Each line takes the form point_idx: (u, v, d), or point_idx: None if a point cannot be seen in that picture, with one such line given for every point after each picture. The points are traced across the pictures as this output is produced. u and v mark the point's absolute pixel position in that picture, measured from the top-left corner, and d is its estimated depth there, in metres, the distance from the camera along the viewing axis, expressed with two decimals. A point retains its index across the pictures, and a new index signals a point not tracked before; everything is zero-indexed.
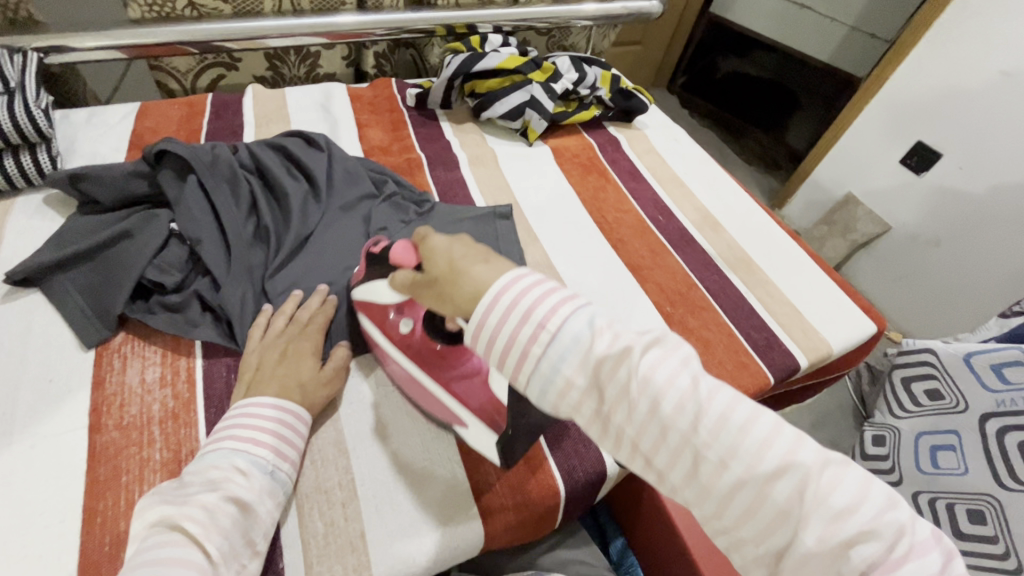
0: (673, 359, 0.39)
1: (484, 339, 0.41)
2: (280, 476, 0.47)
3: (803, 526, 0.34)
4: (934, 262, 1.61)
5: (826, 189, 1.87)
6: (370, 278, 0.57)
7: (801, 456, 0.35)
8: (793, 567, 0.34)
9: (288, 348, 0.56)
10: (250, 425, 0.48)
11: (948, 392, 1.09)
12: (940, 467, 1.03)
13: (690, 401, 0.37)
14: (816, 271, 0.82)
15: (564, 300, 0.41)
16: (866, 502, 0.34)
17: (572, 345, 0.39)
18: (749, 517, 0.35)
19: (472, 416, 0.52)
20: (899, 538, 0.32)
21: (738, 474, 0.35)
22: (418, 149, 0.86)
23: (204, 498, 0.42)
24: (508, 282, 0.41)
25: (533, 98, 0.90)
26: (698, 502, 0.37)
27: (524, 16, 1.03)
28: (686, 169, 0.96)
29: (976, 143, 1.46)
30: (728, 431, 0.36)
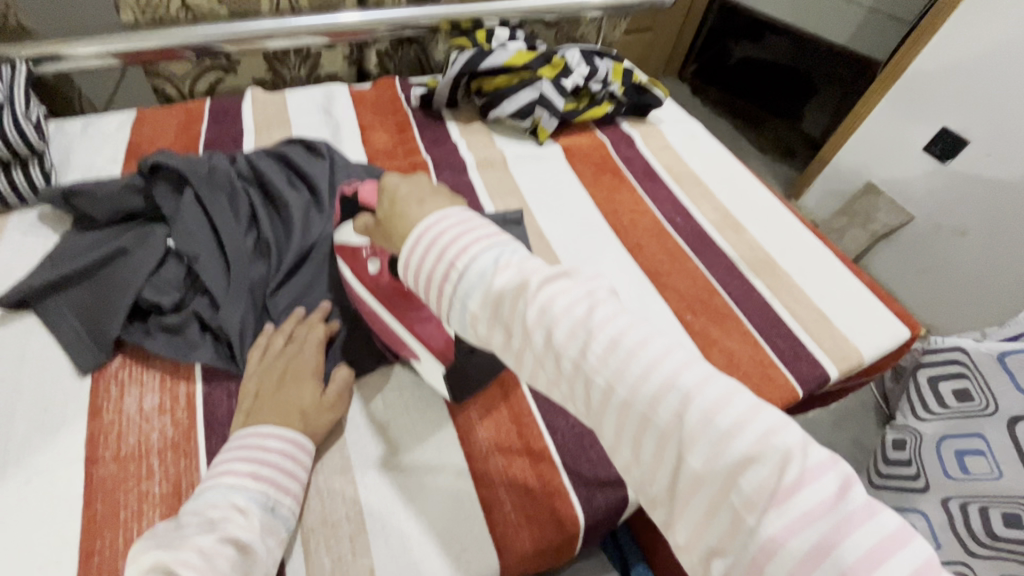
0: (575, 291, 0.39)
1: (410, 273, 0.43)
2: (281, 512, 0.45)
3: (689, 449, 0.33)
4: (960, 254, 1.55)
5: (846, 179, 1.81)
6: (347, 224, 0.60)
7: (686, 379, 0.35)
8: (685, 494, 0.34)
9: (288, 371, 0.53)
10: (250, 457, 0.46)
11: (977, 393, 1.03)
12: (970, 473, 0.99)
13: (583, 330, 0.37)
14: (843, 272, 0.78)
15: (478, 238, 0.42)
16: (754, 423, 0.33)
17: (477, 282, 0.40)
18: (641, 443, 0.35)
19: (424, 350, 0.56)
20: (788, 460, 0.32)
21: (625, 398, 0.35)
22: (423, 152, 0.83)
23: (200, 540, 0.39)
24: (430, 223, 0.43)
25: (543, 96, 0.86)
26: (597, 431, 0.38)
27: (531, 9, 0.99)
28: (704, 166, 0.92)
29: (1005, 128, 1.39)
30: (618, 355, 0.36)
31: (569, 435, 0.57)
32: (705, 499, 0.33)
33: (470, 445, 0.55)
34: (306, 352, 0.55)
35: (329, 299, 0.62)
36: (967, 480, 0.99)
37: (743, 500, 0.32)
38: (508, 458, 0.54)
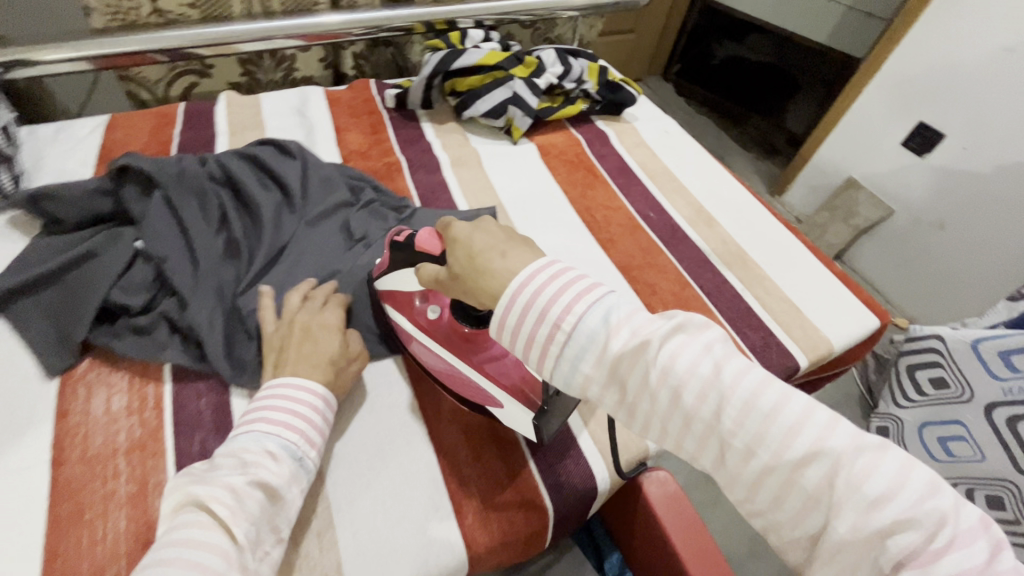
0: (695, 347, 0.39)
1: (507, 330, 0.44)
2: (307, 463, 0.47)
3: (835, 514, 0.34)
4: (939, 246, 1.57)
5: (827, 174, 1.83)
6: (396, 270, 0.57)
7: (831, 442, 0.35)
8: (828, 554, 0.34)
9: (310, 326, 0.55)
10: (284, 409, 0.48)
11: (952, 380, 1.05)
12: (954, 456, 1.01)
13: (713, 392, 0.38)
14: (815, 263, 0.79)
15: (585, 290, 0.43)
16: (903, 486, 0.33)
17: (588, 344, 0.41)
18: (779, 502, 0.36)
19: (505, 395, 0.51)
20: (941, 526, 0.31)
21: (765, 461, 0.36)
22: (398, 152, 0.84)
23: (233, 480, 0.41)
24: (524, 278, 0.43)
25: (516, 95, 0.87)
26: (729, 486, 0.39)
27: (506, 9, 1.00)
28: (678, 162, 0.93)
29: (978, 121, 1.42)
30: (755, 418, 0.36)
31: None
32: (852, 560, 0.33)
33: (439, 441, 0.55)
34: (327, 311, 0.57)
35: None
36: (951, 462, 1.01)
37: (888, 560, 0.32)
38: (478, 451, 0.55)
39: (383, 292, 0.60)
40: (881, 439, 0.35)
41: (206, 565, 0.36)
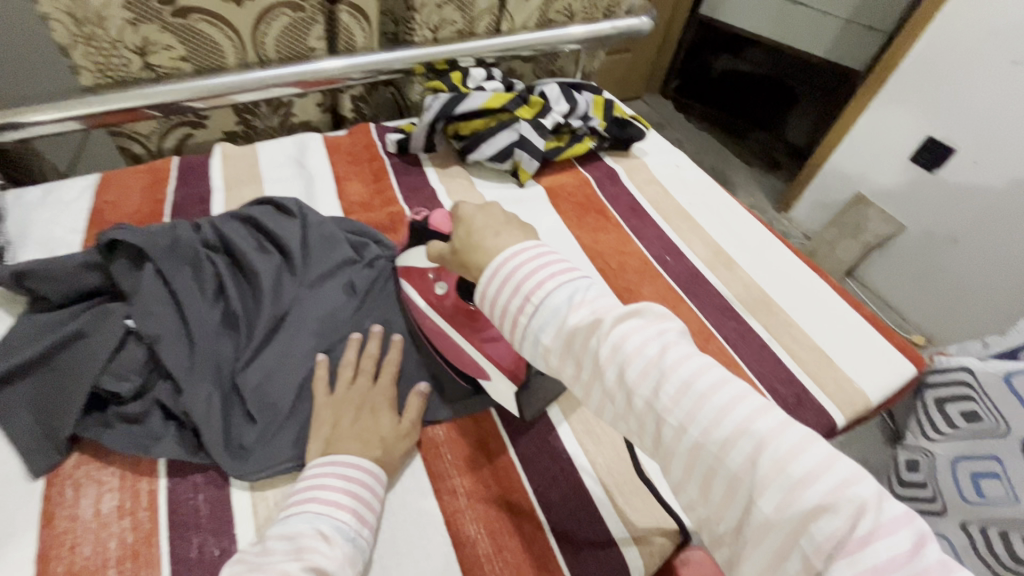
0: (647, 330, 0.41)
1: (487, 306, 0.48)
2: (361, 544, 0.45)
3: (759, 495, 0.34)
4: (954, 263, 1.54)
5: (834, 190, 1.80)
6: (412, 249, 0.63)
7: (759, 425, 0.36)
8: (754, 539, 0.34)
9: (364, 405, 0.55)
10: (336, 487, 0.47)
11: (986, 414, 1.01)
12: (987, 496, 0.98)
13: (654, 369, 0.39)
14: (842, 305, 0.75)
15: (554, 274, 0.46)
16: (827, 474, 0.34)
17: (551, 317, 0.44)
18: (708, 481, 0.37)
19: (497, 369, 0.57)
20: (862, 513, 0.32)
21: (696, 438, 0.37)
22: (401, 201, 0.80)
23: (287, 567, 0.39)
24: (511, 253, 0.48)
25: (522, 137, 0.83)
26: (665, 467, 0.40)
27: (508, 46, 0.97)
28: (691, 199, 0.89)
29: (990, 136, 1.38)
30: (690, 397, 0.38)
31: (563, 509, 0.54)
32: (772, 544, 0.34)
33: (459, 533, 0.51)
34: (379, 387, 0.56)
35: (306, 371, 0.58)
36: (983, 503, 0.98)
37: (814, 546, 0.32)
38: (499, 543, 0.51)
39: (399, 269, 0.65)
40: (808, 429, 0.36)
41: None
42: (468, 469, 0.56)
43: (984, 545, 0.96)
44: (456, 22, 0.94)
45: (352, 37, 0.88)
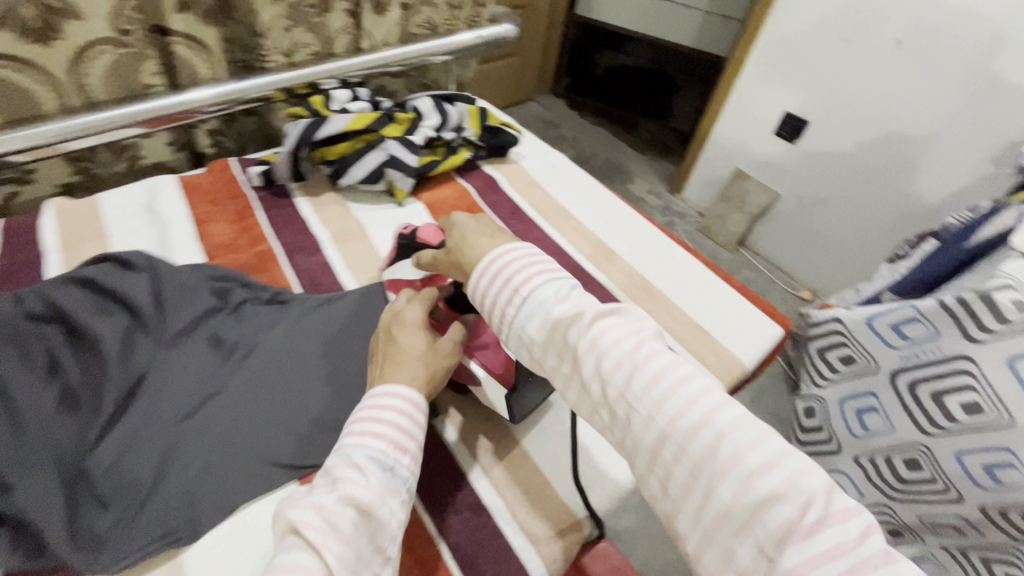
0: (624, 327, 0.46)
1: (478, 297, 0.53)
2: (400, 471, 0.47)
3: (718, 485, 0.37)
4: (823, 221, 1.70)
5: (717, 168, 1.93)
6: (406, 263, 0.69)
7: (721, 419, 0.39)
8: (711, 526, 0.37)
9: (393, 331, 0.57)
10: (372, 416, 0.49)
11: (857, 354, 1.21)
12: (870, 429, 1.18)
13: (627, 360, 0.43)
14: (715, 280, 0.81)
15: (541, 272, 0.51)
16: (780, 466, 0.37)
17: (536, 309, 0.49)
18: (673, 471, 0.40)
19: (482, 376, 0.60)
20: (811, 503, 0.35)
21: (662, 427, 0.40)
22: (270, 237, 0.76)
23: (323, 500, 0.43)
24: (503, 251, 0.54)
25: (392, 157, 0.82)
26: (633, 457, 0.43)
27: (372, 64, 0.95)
28: (570, 196, 0.92)
29: (834, 106, 1.54)
30: (660, 388, 0.41)
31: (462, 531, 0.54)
32: (729, 531, 0.37)
33: None
34: (409, 312, 0.58)
35: (168, 440, 0.53)
36: (868, 436, 1.19)
37: (766, 532, 0.35)
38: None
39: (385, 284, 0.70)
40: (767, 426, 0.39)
41: None
42: None
43: (876, 471, 1.18)
44: (310, 45, 0.91)
45: (194, 70, 0.82)
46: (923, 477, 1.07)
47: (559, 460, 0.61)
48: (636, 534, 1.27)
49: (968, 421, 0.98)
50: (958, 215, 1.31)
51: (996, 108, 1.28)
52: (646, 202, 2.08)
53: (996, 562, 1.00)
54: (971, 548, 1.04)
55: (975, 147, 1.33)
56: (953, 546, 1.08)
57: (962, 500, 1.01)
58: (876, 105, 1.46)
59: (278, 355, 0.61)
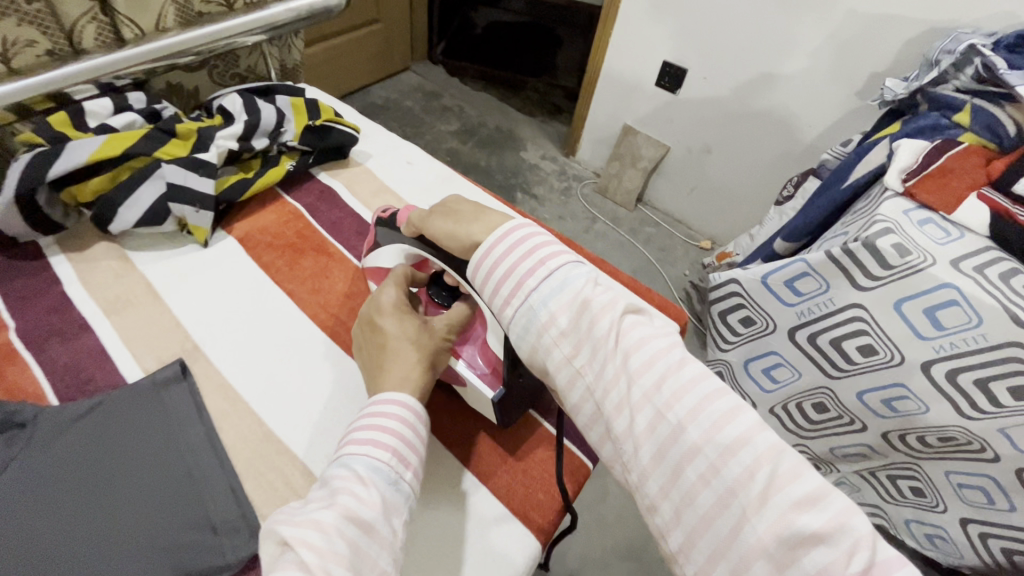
0: (656, 331, 0.44)
1: (487, 267, 0.49)
2: (403, 487, 0.44)
3: (755, 514, 0.35)
4: (713, 169, 1.68)
5: (606, 126, 1.85)
6: (377, 251, 0.63)
7: (759, 439, 0.37)
8: (740, 557, 0.35)
9: (374, 321, 0.55)
10: (374, 423, 0.46)
11: (756, 315, 1.19)
12: (779, 382, 1.19)
13: (660, 361, 0.41)
14: None
15: (567, 253, 0.49)
16: (824, 502, 0.35)
17: (559, 289, 0.46)
18: (701, 487, 0.37)
19: (471, 376, 0.57)
20: (859, 549, 0.33)
21: (694, 438, 0.38)
22: (9, 325, 0.55)
23: (321, 516, 0.38)
24: (523, 221, 0.51)
25: (174, 187, 0.62)
26: (653, 469, 0.40)
27: (142, 58, 0.72)
28: (430, 198, 0.78)
29: (708, 51, 1.49)
30: (695, 394, 0.39)
31: None
32: (759, 564, 0.35)
33: None
34: (386, 295, 0.56)
35: None
36: (778, 388, 1.20)
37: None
38: None
39: (367, 270, 0.65)
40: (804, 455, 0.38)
41: None
42: None
43: (789, 418, 1.22)
44: (37, 41, 0.67)
45: None
46: (832, 415, 1.12)
47: None
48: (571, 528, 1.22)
49: (866, 361, 1.01)
50: (833, 151, 1.32)
51: (858, 41, 1.26)
52: (541, 169, 1.97)
53: (900, 478, 1.12)
54: (879, 468, 1.16)
55: (842, 83, 1.33)
56: (862, 469, 1.19)
57: (866, 429, 1.08)
58: (749, 47, 1.41)
59: (11, 506, 0.43)
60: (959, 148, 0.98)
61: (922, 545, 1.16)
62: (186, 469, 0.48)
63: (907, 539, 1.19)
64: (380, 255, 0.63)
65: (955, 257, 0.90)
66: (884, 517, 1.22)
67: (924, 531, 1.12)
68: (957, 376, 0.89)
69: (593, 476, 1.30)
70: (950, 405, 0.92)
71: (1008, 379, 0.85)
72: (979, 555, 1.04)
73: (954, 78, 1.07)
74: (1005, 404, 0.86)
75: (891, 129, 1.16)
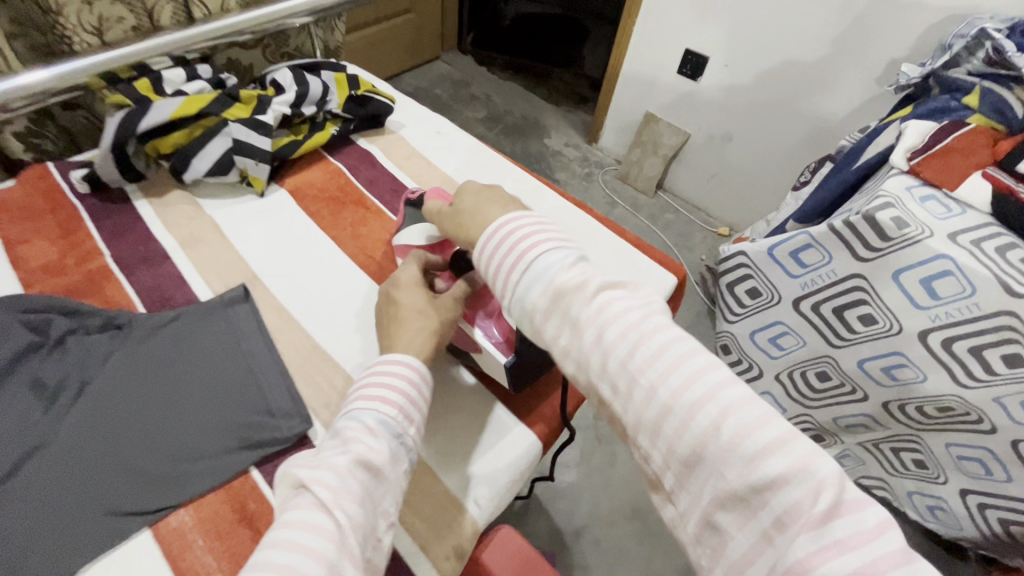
0: (633, 301, 0.45)
1: (484, 263, 0.52)
2: (406, 441, 0.48)
3: (723, 464, 0.38)
4: (731, 156, 1.73)
5: (628, 113, 1.91)
6: (412, 230, 0.68)
7: (726, 395, 0.39)
8: (714, 501, 0.38)
9: (392, 294, 0.59)
10: (382, 381, 0.50)
11: (762, 286, 1.25)
12: (784, 348, 1.24)
13: (633, 332, 0.43)
14: (611, 235, 0.78)
15: (550, 240, 0.50)
16: (787, 447, 0.37)
17: (540, 275, 0.48)
18: (676, 445, 0.40)
19: (487, 344, 0.59)
20: (819, 486, 0.35)
21: (665, 399, 0.40)
22: (105, 252, 0.66)
23: (336, 460, 0.43)
24: (512, 216, 0.53)
25: (239, 142, 0.73)
26: (636, 430, 0.42)
27: (211, 36, 0.83)
28: (457, 165, 0.86)
29: (729, 40, 1.54)
30: (665, 360, 0.41)
31: None
32: (730, 506, 0.38)
33: None
34: (404, 271, 0.60)
35: None
36: (784, 355, 1.25)
37: (771, 513, 0.36)
38: None
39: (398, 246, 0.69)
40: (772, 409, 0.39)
41: (311, 545, 0.38)
42: (216, 530, 0.48)
43: (794, 386, 1.26)
44: (125, 18, 0.78)
45: None
46: (835, 385, 1.17)
47: (448, 448, 0.57)
48: (579, 487, 1.30)
49: (867, 330, 1.05)
50: (850, 137, 1.35)
51: (875, 29, 1.29)
52: (563, 155, 2.04)
53: (904, 451, 1.15)
54: (882, 441, 1.19)
55: (860, 70, 1.36)
56: (867, 442, 1.22)
57: (866, 399, 1.13)
58: (771, 34, 1.46)
59: (118, 385, 0.54)
60: (966, 128, 1.01)
61: (923, 516, 1.20)
62: (251, 368, 0.58)
63: (909, 512, 1.23)
64: (407, 234, 0.69)
65: (953, 231, 0.93)
66: (888, 490, 1.26)
67: (925, 503, 1.17)
68: (952, 344, 0.94)
69: (602, 441, 1.37)
70: (946, 373, 0.96)
71: (1000, 347, 0.89)
72: (977, 525, 1.09)
73: (967, 62, 1.10)
74: (998, 371, 0.90)
75: (904, 112, 1.19)
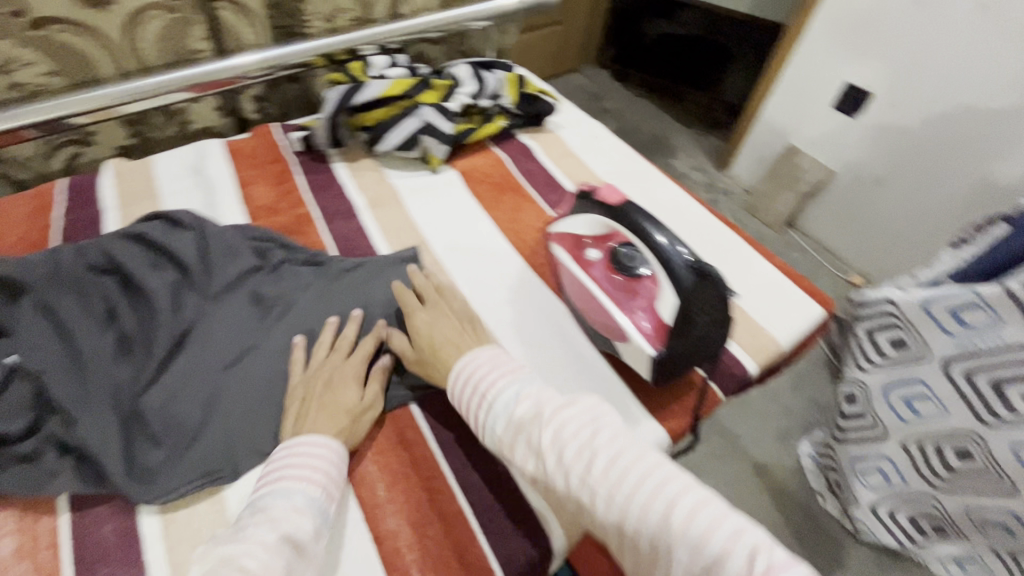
0: (581, 416, 0.46)
1: (456, 402, 0.55)
2: (328, 516, 0.49)
3: (675, 555, 0.39)
4: (881, 201, 1.59)
5: (767, 144, 1.83)
6: (574, 217, 0.69)
7: (671, 490, 0.41)
8: None
9: (333, 378, 0.57)
10: (304, 460, 0.50)
11: (911, 340, 1.06)
12: (921, 414, 1.08)
13: (586, 449, 0.44)
14: (758, 258, 0.77)
15: (508, 373, 0.53)
16: (723, 525, 0.39)
17: (501, 409, 0.50)
18: (638, 547, 0.41)
19: (636, 333, 0.60)
20: (757, 557, 0.38)
21: (619, 511, 0.42)
22: (309, 202, 0.78)
23: (262, 538, 0.43)
24: (469, 356, 0.56)
25: (427, 124, 0.82)
26: (604, 534, 0.44)
27: (411, 30, 0.95)
28: (607, 169, 0.90)
29: (901, 78, 1.43)
30: (615, 472, 0.42)
31: (484, 488, 0.55)
32: None
33: (382, 527, 0.52)
34: (348, 363, 0.59)
35: (209, 387, 0.56)
36: (919, 421, 1.09)
37: None
38: (419, 519, 0.53)
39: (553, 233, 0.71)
40: (707, 493, 0.41)
41: None
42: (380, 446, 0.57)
43: (923, 461, 1.11)
44: (349, 9, 0.92)
45: (237, 34, 0.84)
46: (974, 466, 1.02)
47: None
48: None
49: None
50: None
51: None
52: (689, 178, 2.01)
53: None
54: None
55: None
56: (1003, 550, 1.08)
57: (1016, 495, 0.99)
58: (954, 76, 1.33)
59: (315, 311, 0.64)
60: None
61: None
62: None
63: None
64: (568, 223, 0.70)
65: None
66: None
67: None
68: None
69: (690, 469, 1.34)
70: None
71: None
72: None
73: None
74: None
75: None
